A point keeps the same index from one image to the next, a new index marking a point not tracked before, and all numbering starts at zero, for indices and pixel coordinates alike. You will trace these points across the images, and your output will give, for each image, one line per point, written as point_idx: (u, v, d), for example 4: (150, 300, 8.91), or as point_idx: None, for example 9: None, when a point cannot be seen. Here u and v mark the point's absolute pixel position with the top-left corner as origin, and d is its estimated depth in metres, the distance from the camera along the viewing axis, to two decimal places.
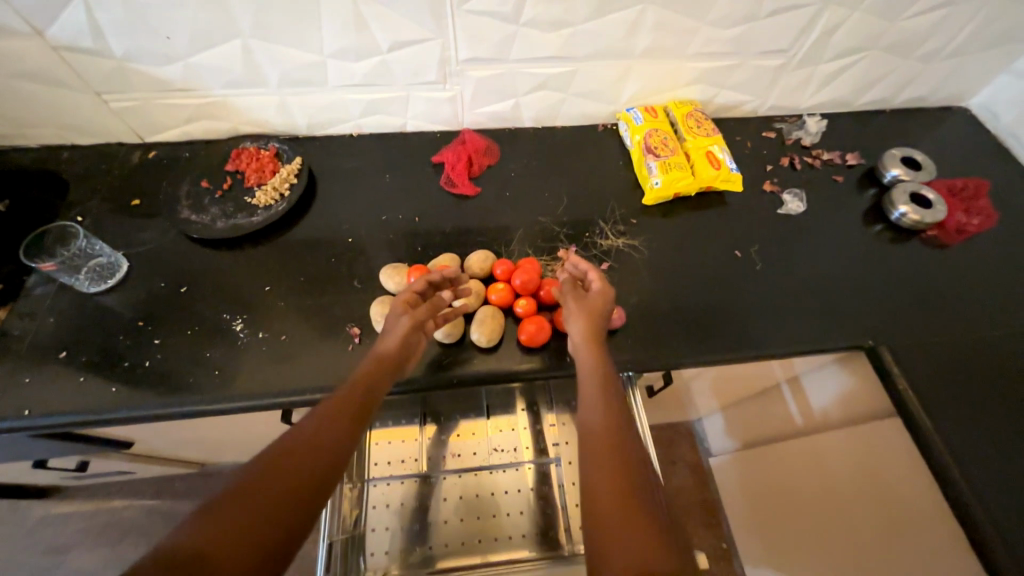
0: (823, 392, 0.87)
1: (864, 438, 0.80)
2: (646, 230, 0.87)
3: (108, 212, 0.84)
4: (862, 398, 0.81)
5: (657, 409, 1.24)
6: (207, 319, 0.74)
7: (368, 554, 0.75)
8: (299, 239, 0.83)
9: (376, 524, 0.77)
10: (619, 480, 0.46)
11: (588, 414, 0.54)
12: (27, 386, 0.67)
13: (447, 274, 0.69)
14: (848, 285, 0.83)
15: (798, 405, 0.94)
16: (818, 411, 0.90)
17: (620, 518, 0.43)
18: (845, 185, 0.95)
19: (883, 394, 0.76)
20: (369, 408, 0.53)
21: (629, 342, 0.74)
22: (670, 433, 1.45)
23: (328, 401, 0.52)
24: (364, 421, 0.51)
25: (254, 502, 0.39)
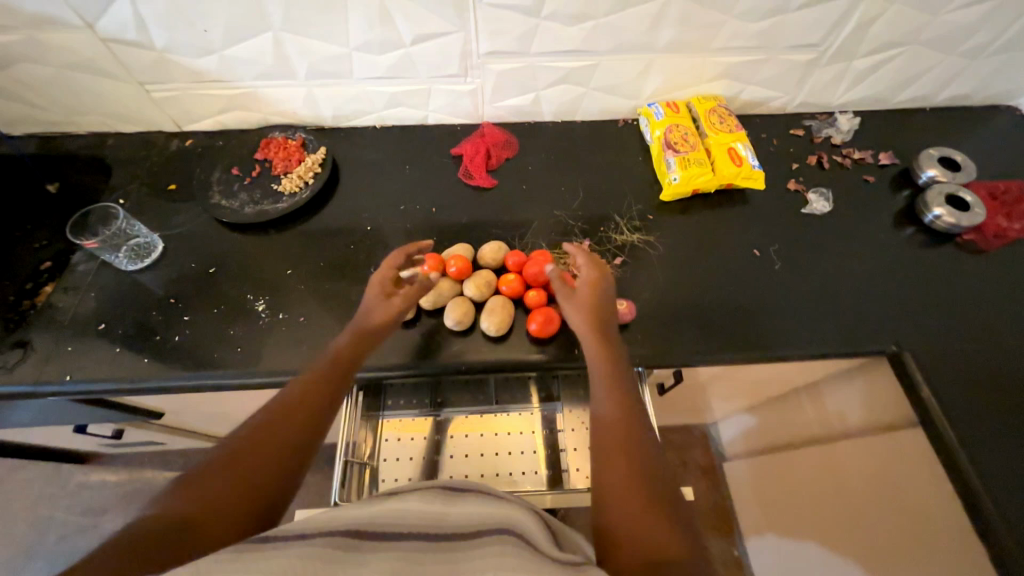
0: (842, 399, 0.85)
1: (876, 447, 0.78)
2: (662, 226, 0.86)
3: (147, 196, 0.89)
4: (883, 406, 0.77)
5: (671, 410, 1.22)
6: (232, 298, 0.78)
7: (380, 480, 0.80)
8: (321, 226, 0.86)
9: (388, 453, 0.82)
10: (635, 475, 0.47)
11: (601, 408, 0.54)
12: (69, 354, 0.72)
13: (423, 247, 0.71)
14: (874, 289, 0.80)
15: (815, 412, 0.91)
16: (836, 418, 0.87)
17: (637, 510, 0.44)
18: (876, 186, 0.92)
19: (904, 402, 0.74)
20: (341, 389, 0.56)
21: (639, 338, 0.73)
22: (684, 435, 1.42)
23: (308, 381, 0.55)
24: (335, 403, 0.54)
25: (225, 477, 0.44)
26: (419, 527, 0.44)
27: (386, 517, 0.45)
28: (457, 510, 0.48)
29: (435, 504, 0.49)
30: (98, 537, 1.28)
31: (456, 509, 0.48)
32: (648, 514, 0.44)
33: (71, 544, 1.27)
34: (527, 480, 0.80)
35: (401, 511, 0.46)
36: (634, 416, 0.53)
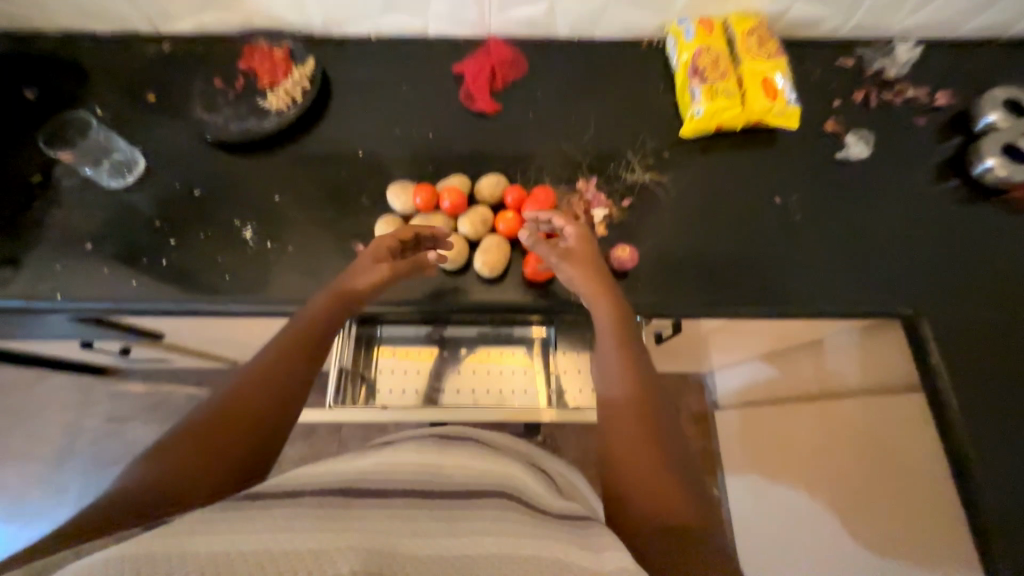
0: None
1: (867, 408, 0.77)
2: (678, 166, 0.79)
3: (126, 107, 0.83)
4: (885, 369, 0.74)
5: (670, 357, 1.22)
6: (219, 223, 0.75)
7: (376, 393, 0.82)
8: (310, 150, 0.81)
9: (384, 367, 0.83)
10: (649, 453, 0.45)
11: (609, 382, 0.51)
12: (59, 273, 0.72)
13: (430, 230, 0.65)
14: (900, 247, 0.74)
15: (815, 368, 0.90)
16: (834, 376, 0.86)
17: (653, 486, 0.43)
18: (925, 131, 0.82)
19: (910, 366, 0.71)
20: (307, 355, 0.53)
21: (639, 286, 0.70)
22: (680, 382, 1.44)
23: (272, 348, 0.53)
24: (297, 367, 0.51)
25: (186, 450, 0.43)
26: (415, 478, 0.45)
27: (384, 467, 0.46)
28: (452, 461, 0.50)
29: (430, 453, 0.51)
30: (122, 442, 1.38)
31: (456, 461, 0.49)
32: (654, 482, 0.43)
33: (98, 446, 1.37)
34: (518, 400, 0.82)
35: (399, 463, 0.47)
36: (652, 382, 0.52)
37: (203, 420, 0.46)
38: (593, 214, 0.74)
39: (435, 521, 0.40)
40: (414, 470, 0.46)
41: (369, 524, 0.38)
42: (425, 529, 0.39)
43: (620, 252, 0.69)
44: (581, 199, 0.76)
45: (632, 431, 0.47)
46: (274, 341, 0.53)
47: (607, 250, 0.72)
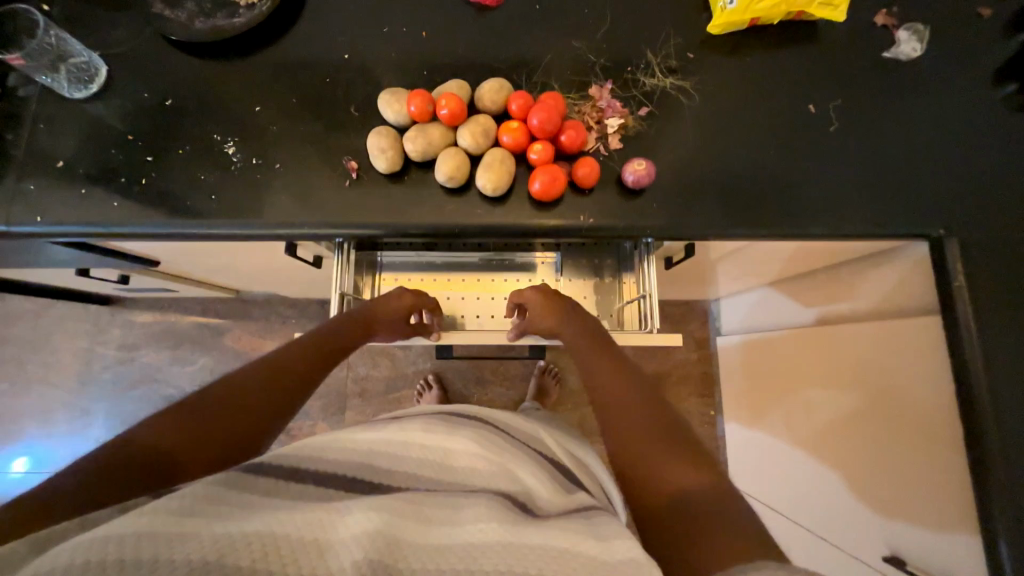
0: (860, 280, 0.81)
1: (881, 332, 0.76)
2: (702, 68, 0.70)
3: (76, 1, 0.73)
4: (905, 290, 0.73)
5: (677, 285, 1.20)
6: (197, 138, 0.69)
7: None
8: (289, 53, 0.72)
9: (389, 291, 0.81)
10: (663, 437, 0.50)
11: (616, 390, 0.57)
12: (34, 193, 0.67)
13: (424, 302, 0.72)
14: (941, 161, 0.68)
15: (830, 291, 0.89)
16: (848, 299, 0.85)
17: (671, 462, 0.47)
18: (989, 25, 0.71)
19: (931, 289, 0.68)
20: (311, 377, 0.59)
21: (653, 205, 0.65)
22: (684, 310, 1.43)
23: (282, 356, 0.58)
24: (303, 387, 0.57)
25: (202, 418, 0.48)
26: (423, 467, 0.51)
27: (396, 455, 0.52)
28: (461, 442, 0.56)
29: (442, 434, 0.57)
30: (137, 368, 1.42)
31: (461, 442, 0.56)
32: (668, 455, 0.48)
33: (114, 372, 1.41)
34: None
35: (411, 452, 0.53)
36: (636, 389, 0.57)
37: (221, 392, 0.51)
38: (607, 125, 0.67)
39: (437, 506, 0.45)
40: (420, 459, 0.52)
41: (381, 513, 0.41)
42: (429, 521, 0.42)
43: (636, 167, 0.63)
44: (594, 106, 0.68)
45: (633, 421, 0.52)
46: (285, 351, 0.59)
47: (620, 166, 0.66)
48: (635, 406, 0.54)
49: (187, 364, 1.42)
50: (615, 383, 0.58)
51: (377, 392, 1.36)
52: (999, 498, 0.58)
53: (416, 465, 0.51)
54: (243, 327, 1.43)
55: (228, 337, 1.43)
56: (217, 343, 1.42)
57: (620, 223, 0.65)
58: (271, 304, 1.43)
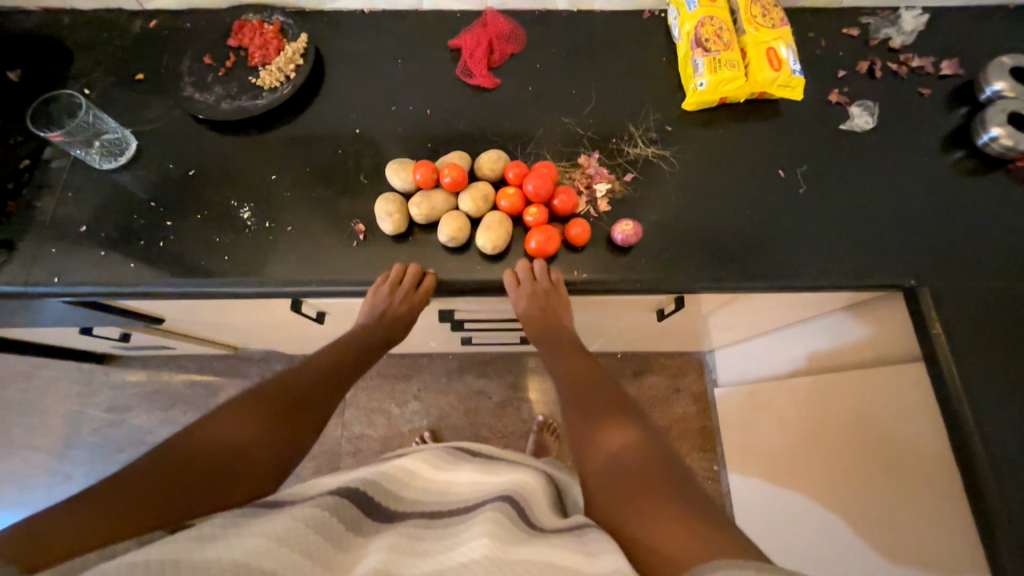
0: (845, 331, 0.84)
1: (871, 381, 0.78)
2: (680, 140, 0.77)
3: (114, 86, 0.81)
4: (887, 340, 0.77)
5: (671, 337, 1.22)
6: (215, 205, 0.74)
7: None
8: (306, 129, 0.79)
9: None
10: (611, 416, 0.59)
11: (574, 372, 0.65)
12: (53, 256, 0.70)
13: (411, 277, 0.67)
14: (904, 217, 0.74)
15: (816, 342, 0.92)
16: (834, 349, 0.88)
17: (620, 434, 0.56)
18: (931, 102, 0.80)
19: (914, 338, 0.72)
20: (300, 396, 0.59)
21: (641, 262, 0.70)
22: (680, 362, 1.45)
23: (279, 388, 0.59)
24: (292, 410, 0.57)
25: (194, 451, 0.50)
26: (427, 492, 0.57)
27: (401, 483, 0.58)
28: (459, 479, 0.63)
29: (442, 472, 0.63)
30: (125, 430, 1.38)
31: (460, 479, 0.62)
32: (618, 430, 0.57)
33: (102, 433, 1.37)
34: None
35: (415, 484, 0.59)
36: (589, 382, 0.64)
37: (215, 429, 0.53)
38: (595, 189, 0.73)
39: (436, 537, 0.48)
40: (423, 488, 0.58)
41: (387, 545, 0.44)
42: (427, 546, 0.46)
43: (624, 227, 0.68)
44: (584, 174, 0.74)
45: (586, 412, 0.61)
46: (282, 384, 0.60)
47: (611, 225, 0.71)
48: (588, 389, 0.63)
49: (177, 424, 1.38)
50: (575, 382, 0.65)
51: (371, 452, 1.32)
52: (1008, 544, 0.57)
53: (421, 493, 0.57)
54: (237, 385, 1.41)
55: (222, 396, 1.40)
56: (210, 401, 1.40)
57: (612, 279, 0.69)
58: (268, 360, 1.43)
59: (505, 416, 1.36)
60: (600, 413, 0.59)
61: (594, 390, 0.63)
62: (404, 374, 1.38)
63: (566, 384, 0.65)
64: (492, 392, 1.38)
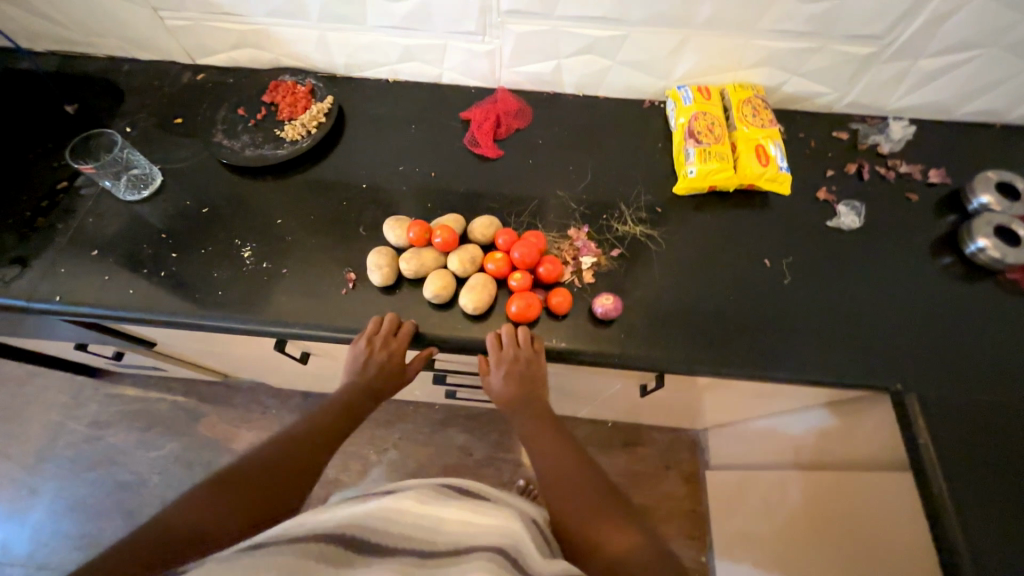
0: (829, 430, 0.82)
1: (857, 488, 0.75)
2: (669, 221, 0.80)
3: (154, 127, 0.89)
4: (870, 443, 0.74)
5: (660, 412, 1.18)
6: (220, 242, 0.78)
7: None
8: (317, 179, 0.84)
9: None
10: (599, 504, 0.56)
11: (551, 447, 0.61)
12: (61, 276, 0.74)
13: (389, 325, 0.68)
14: (892, 318, 0.73)
15: (800, 436, 0.89)
16: (818, 446, 0.85)
17: (617, 534, 0.53)
18: (919, 207, 0.83)
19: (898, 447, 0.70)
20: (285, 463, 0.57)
21: (620, 337, 0.70)
22: (671, 437, 1.39)
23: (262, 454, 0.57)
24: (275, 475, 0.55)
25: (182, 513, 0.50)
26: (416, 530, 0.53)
27: (390, 523, 0.53)
28: (450, 513, 0.58)
29: (433, 505, 0.59)
30: (101, 448, 1.36)
31: (453, 512, 0.58)
32: (613, 526, 0.53)
33: (78, 449, 1.36)
34: None
35: (404, 521, 0.54)
36: (560, 450, 0.61)
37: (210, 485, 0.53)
38: (581, 261, 0.75)
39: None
40: (412, 528, 0.54)
41: None
42: None
43: (604, 300, 0.69)
44: (572, 246, 0.76)
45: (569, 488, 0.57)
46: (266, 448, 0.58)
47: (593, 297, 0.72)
48: (570, 471, 0.59)
49: (154, 448, 1.37)
50: (548, 452, 0.61)
51: None
52: None
53: (412, 532, 0.53)
54: (220, 414, 1.40)
55: (203, 423, 1.39)
56: (191, 428, 1.39)
57: (589, 351, 0.69)
58: (255, 392, 1.43)
59: (484, 477, 1.31)
60: (591, 505, 0.56)
61: (576, 472, 0.59)
62: (387, 421, 1.36)
63: (547, 462, 0.60)
64: (474, 449, 1.34)
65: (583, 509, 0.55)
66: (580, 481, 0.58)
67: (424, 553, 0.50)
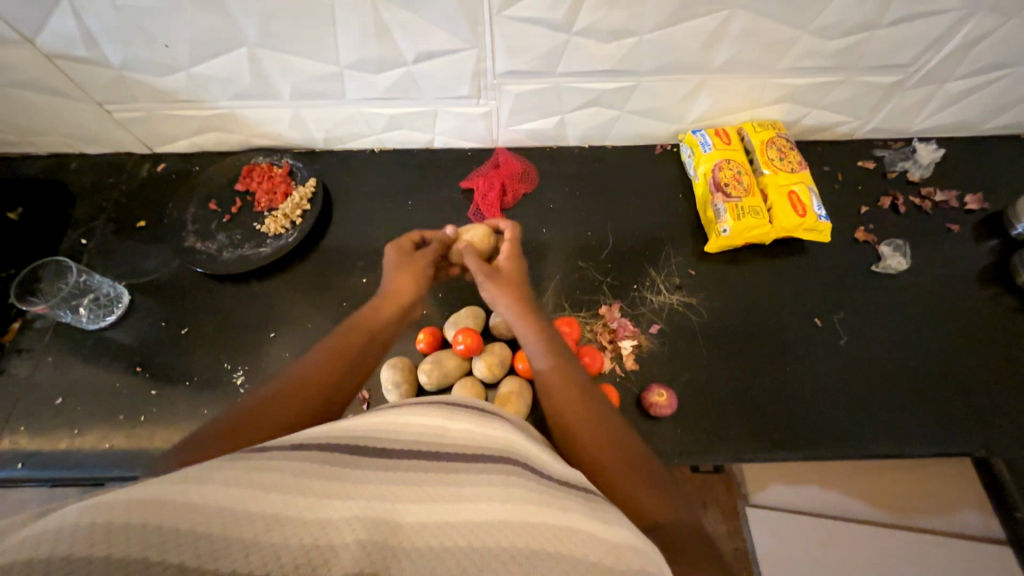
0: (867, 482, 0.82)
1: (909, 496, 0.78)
2: (706, 284, 0.73)
3: (114, 235, 0.79)
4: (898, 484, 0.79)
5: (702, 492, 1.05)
6: (207, 369, 0.69)
7: None
8: (310, 276, 0.75)
9: None
10: (604, 429, 0.47)
11: (548, 361, 0.53)
12: (23, 434, 0.65)
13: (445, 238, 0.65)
14: (959, 371, 0.67)
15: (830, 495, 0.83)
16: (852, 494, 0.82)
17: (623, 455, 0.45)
18: (962, 238, 0.77)
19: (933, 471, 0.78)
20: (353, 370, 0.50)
21: (675, 433, 0.62)
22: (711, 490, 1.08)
23: (315, 359, 0.50)
24: (345, 380, 0.49)
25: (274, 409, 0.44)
26: (416, 441, 0.37)
27: (390, 438, 0.37)
28: (456, 426, 0.39)
29: (443, 419, 0.40)
30: None
31: (459, 424, 0.40)
32: (624, 454, 0.45)
33: None
34: None
35: (366, 429, 0.37)
36: (571, 366, 0.53)
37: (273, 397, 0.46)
38: (620, 346, 0.68)
39: (434, 488, 0.32)
40: (398, 442, 0.36)
41: (374, 491, 0.31)
42: (425, 492, 0.31)
43: (656, 397, 0.63)
44: (606, 327, 0.70)
45: (579, 421, 0.48)
46: (322, 351, 0.51)
47: (639, 388, 0.66)
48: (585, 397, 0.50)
49: None
50: (545, 363, 0.53)
51: None
52: None
53: (417, 448, 0.36)
54: None
55: None
56: None
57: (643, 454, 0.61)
58: None
59: None
60: (605, 426, 0.47)
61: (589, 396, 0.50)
62: None
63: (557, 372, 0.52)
64: None
65: (591, 425, 0.47)
66: (581, 389, 0.51)
67: (437, 477, 0.33)
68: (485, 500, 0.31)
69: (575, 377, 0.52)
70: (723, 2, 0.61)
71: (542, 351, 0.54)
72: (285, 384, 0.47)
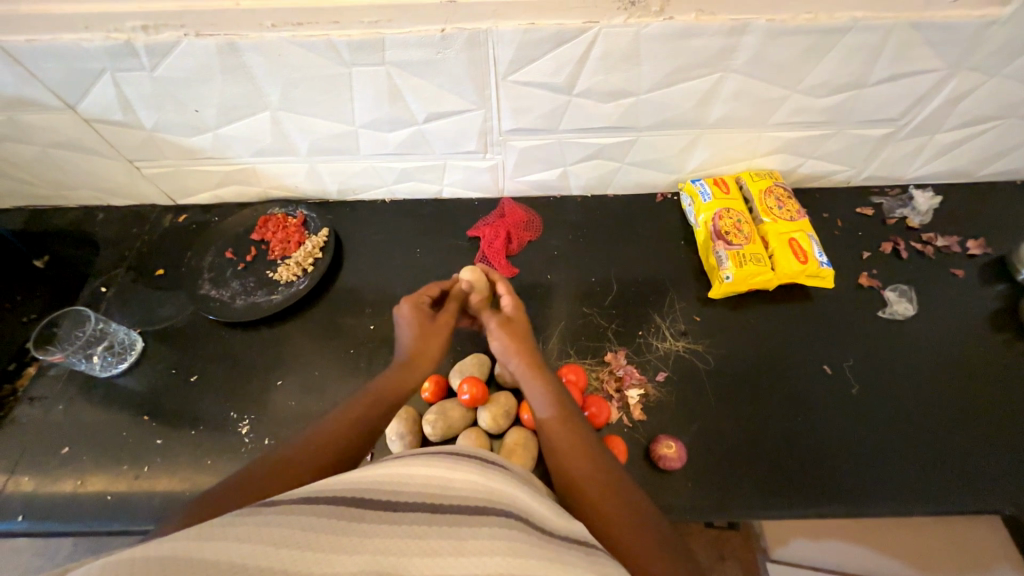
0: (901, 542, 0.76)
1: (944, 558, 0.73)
2: (712, 331, 0.73)
3: (133, 283, 0.82)
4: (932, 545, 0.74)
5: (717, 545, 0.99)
6: (213, 418, 0.69)
7: None
8: (319, 323, 0.77)
9: None
10: (607, 482, 0.46)
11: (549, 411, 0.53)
12: (25, 486, 0.64)
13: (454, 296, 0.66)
14: (977, 420, 0.65)
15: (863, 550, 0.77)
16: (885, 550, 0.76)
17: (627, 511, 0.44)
18: (969, 283, 0.77)
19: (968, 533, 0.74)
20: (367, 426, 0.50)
21: (687, 486, 0.61)
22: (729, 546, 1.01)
23: (334, 414, 0.51)
24: (359, 435, 0.49)
25: (291, 466, 0.45)
26: (419, 491, 0.36)
27: (394, 487, 0.36)
28: (461, 474, 0.39)
29: (444, 467, 0.39)
30: None
31: (462, 473, 0.39)
32: (628, 511, 0.44)
33: None
34: None
35: (368, 476, 0.36)
36: (575, 414, 0.53)
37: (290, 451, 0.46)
38: (627, 395, 0.67)
39: (437, 542, 0.32)
40: (399, 492, 0.35)
41: (378, 546, 0.30)
42: (429, 548, 0.31)
43: (665, 449, 0.61)
44: (612, 374, 0.70)
45: (582, 473, 0.47)
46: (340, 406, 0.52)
47: (648, 439, 0.64)
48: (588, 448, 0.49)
49: None
50: (548, 415, 0.53)
51: None
52: None
53: (420, 499, 0.35)
54: None
55: None
56: None
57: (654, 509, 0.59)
58: None
59: None
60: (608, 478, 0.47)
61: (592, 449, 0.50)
62: None
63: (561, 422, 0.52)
64: None
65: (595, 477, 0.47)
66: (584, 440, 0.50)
67: (440, 530, 0.33)
68: (489, 558, 0.31)
69: (579, 424, 0.52)
70: (715, 66, 0.65)
71: (544, 400, 0.54)
72: (305, 440, 0.47)
